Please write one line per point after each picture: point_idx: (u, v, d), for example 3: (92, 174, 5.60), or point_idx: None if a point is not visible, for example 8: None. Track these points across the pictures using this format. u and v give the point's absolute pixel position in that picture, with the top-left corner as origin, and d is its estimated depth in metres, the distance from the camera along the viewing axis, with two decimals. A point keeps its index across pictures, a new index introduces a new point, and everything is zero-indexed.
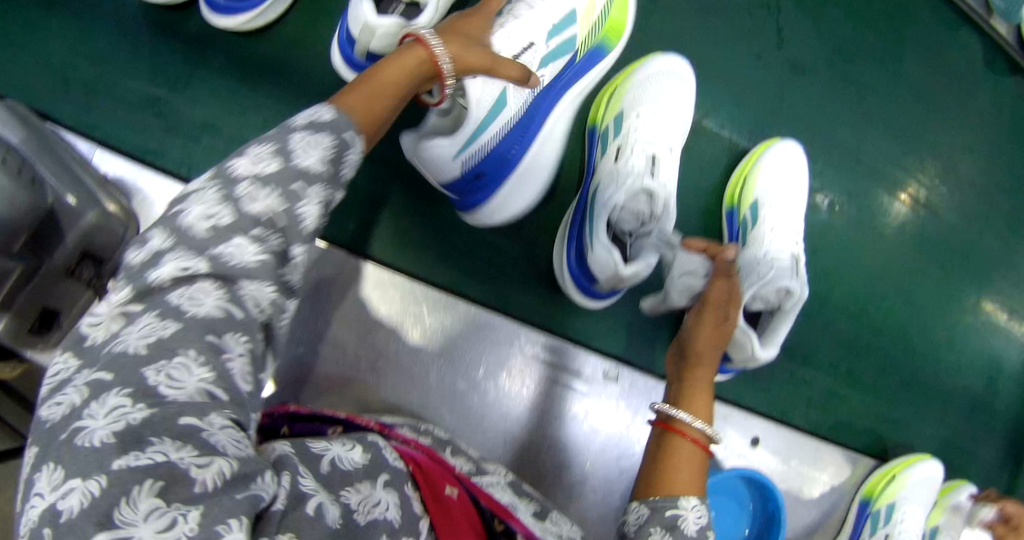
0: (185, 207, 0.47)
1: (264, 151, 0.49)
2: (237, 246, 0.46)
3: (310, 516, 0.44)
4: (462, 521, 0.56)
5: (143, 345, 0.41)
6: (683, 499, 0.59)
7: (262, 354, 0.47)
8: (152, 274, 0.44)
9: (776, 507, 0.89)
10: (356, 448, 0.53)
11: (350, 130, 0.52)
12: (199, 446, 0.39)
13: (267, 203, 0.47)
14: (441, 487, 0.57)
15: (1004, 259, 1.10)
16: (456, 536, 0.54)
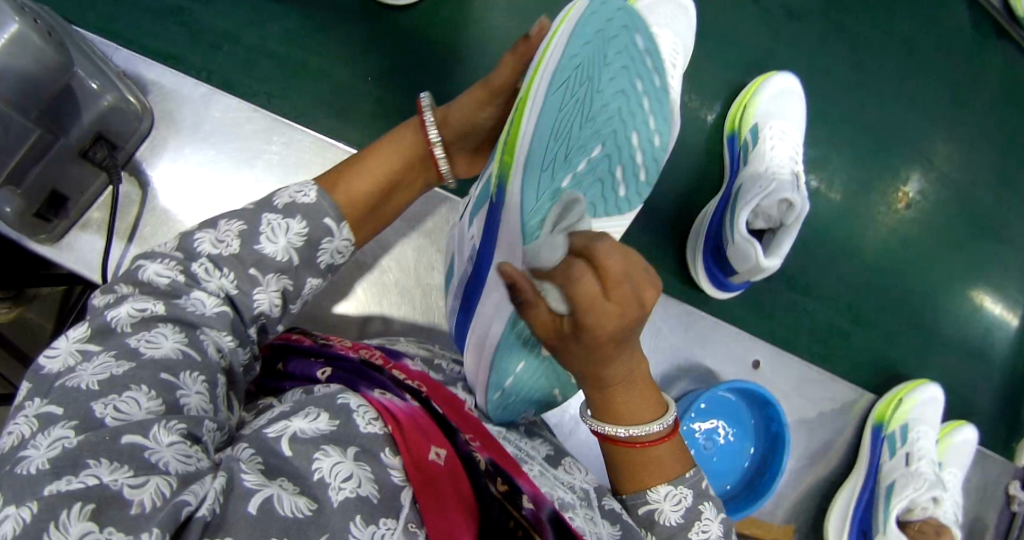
0: (144, 264, 0.52)
1: (233, 229, 0.53)
2: (196, 300, 0.50)
3: (252, 516, 0.39)
4: (451, 491, 0.47)
5: (95, 381, 0.43)
6: (654, 493, 0.58)
7: (221, 395, 0.49)
8: (112, 314, 0.48)
9: (779, 429, 0.88)
10: (322, 416, 0.46)
11: (326, 215, 0.56)
12: (138, 464, 0.40)
13: (220, 282, 0.52)
14: (424, 449, 0.47)
15: (1001, 214, 1.06)
16: (450, 510, 0.45)
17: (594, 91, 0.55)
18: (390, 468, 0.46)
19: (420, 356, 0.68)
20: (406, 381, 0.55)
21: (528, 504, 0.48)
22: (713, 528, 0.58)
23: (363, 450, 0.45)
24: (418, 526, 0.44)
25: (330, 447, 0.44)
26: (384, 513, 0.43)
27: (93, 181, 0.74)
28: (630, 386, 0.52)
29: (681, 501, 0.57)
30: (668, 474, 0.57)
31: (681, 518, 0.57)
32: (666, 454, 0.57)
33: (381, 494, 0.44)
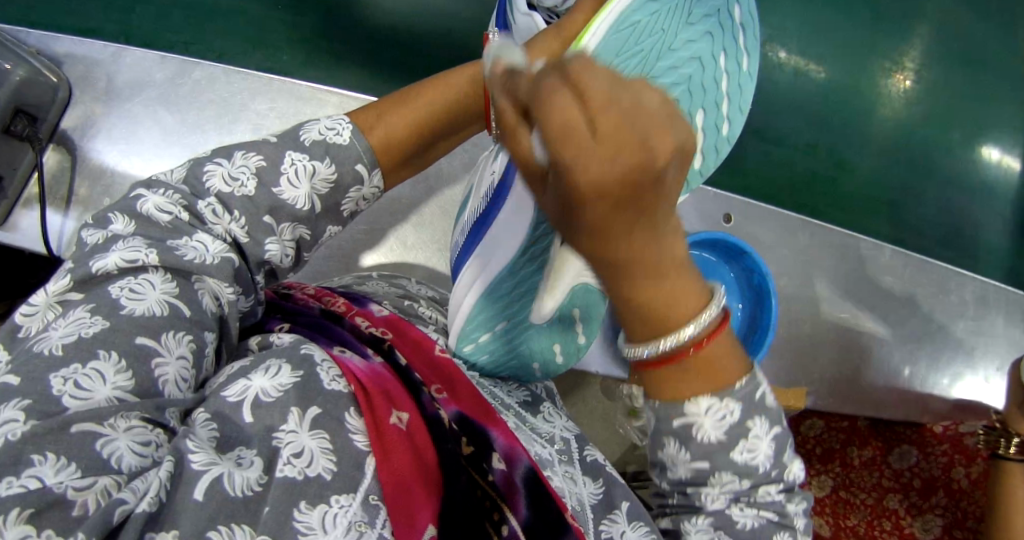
0: (145, 195, 0.50)
1: (251, 164, 0.52)
2: (196, 245, 0.49)
3: (198, 502, 0.39)
4: (405, 455, 0.46)
5: (60, 345, 0.42)
6: (694, 405, 0.44)
7: (210, 354, 0.48)
8: (98, 264, 0.46)
9: (762, 280, 0.91)
10: (284, 369, 0.46)
11: (355, 162, 0.55)
12: (88, 459, 0.39)
13: (228, 226, 0.51)
14: (383, 414, 0.47)
15: (955, 55, 1.11)
16: (399, 479, 0.45)
17: (666, 49, 0.48)
18: (354, 433, 0.45)
19: (388, 297, 0.69)
20: (368, 329, 0.57)
21: (499, 465, 0.49)
22: (763, 445, 0.46)
23: (325, 412, 0.45)
24: (380, 497, 0.44)
25: (294, 412, 0.44)
26: (338, 490, 0.43)
27: (24, 156, 0.83)
28: (665, 278, 0.40)
29: (725, 418, 0.45)
30: (714, 383, 0.44)
31: (723, 434, 0.45)
32: (719, 355, 0.44)
33: (340, 461, 0.44)
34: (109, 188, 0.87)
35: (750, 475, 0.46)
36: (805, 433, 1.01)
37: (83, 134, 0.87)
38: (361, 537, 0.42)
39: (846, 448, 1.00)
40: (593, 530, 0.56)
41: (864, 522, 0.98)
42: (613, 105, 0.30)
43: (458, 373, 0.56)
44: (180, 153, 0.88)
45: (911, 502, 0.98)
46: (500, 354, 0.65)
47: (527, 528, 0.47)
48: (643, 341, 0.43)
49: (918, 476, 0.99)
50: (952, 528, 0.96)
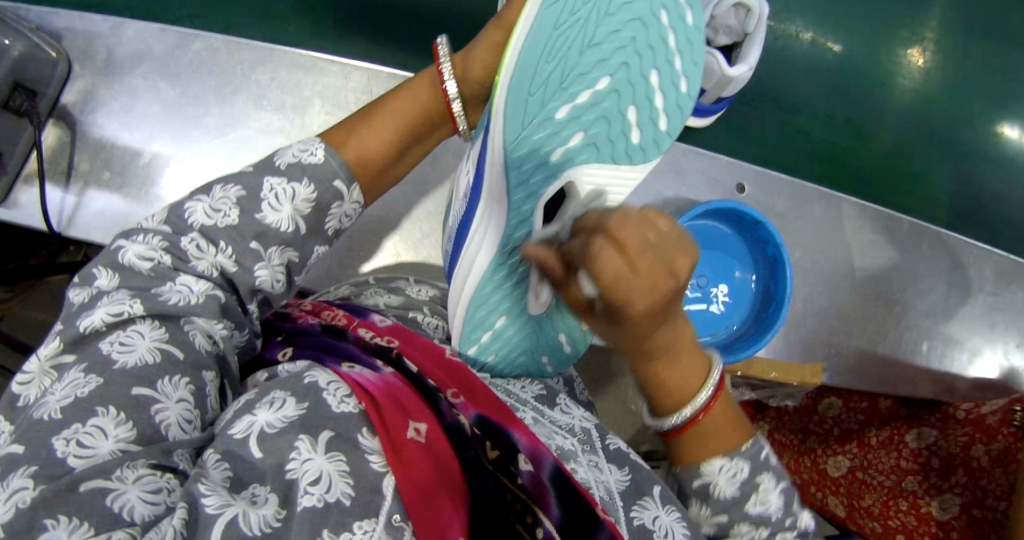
0: (124, 245, 0.52)
1: (231, 195, 0.54)
2: (180, 288, 0.51)
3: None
4: (426, 469, 0.46)
5: (58, 409, 0.43)
6: (710, 466, 0.56)
7: (210, 389, 0.49)
8: (85, 323, 0.48)
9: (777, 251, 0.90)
10: (287, 404, 0.46)
11: (333, 179, 0.56)
12: (99, 516, 0.40)
13: (216, 258, 0.53)
14: (400, 429, 0.46)
15: (977, 15, 1.08)
16: (423, 496, 0.44)
17: (605, 16, 0.53)
18: (369, 453, 0.45)
19: (390, 308, 0.69)
20: (373, 340, 0.56)
21: (526, 466, 0.47)
22: (772, 498, 0.56)
23: (338, 435, 0.45)
24: (403, 518, 0.44)
25: (304, 439, 0.44)
26: (359, 516, 0.42)
27: (22, 132, 0.83)
28: (680, 355, 0.52)
29: (736, 474, 0.56)
30: (725, 445, 0.56)
31: (734, 490, 0.56)
32: (721, 417, 0.56)
33: (357, 484, 0.43)
34: (108, 162, 0.86)
35: (766, 524, 0.56)
36: (822, 414, 1.04)
37: (82, 107, 0.86)
38: None
39: (863, 428, 1.00)
40: (625, 518, 0.55)
41: (879, 502, 0.95)
42: (630, 266, 0.41)
43: (469, 372, 0.55)
44: (182, 125, 0.86)
45: (930, 483, 0.93)
46: (506, 350, 0.66)
47: (562, 529, 0.46)
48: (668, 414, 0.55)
49: (936, 455, 0.93)
50: (972, 507, 0.89)
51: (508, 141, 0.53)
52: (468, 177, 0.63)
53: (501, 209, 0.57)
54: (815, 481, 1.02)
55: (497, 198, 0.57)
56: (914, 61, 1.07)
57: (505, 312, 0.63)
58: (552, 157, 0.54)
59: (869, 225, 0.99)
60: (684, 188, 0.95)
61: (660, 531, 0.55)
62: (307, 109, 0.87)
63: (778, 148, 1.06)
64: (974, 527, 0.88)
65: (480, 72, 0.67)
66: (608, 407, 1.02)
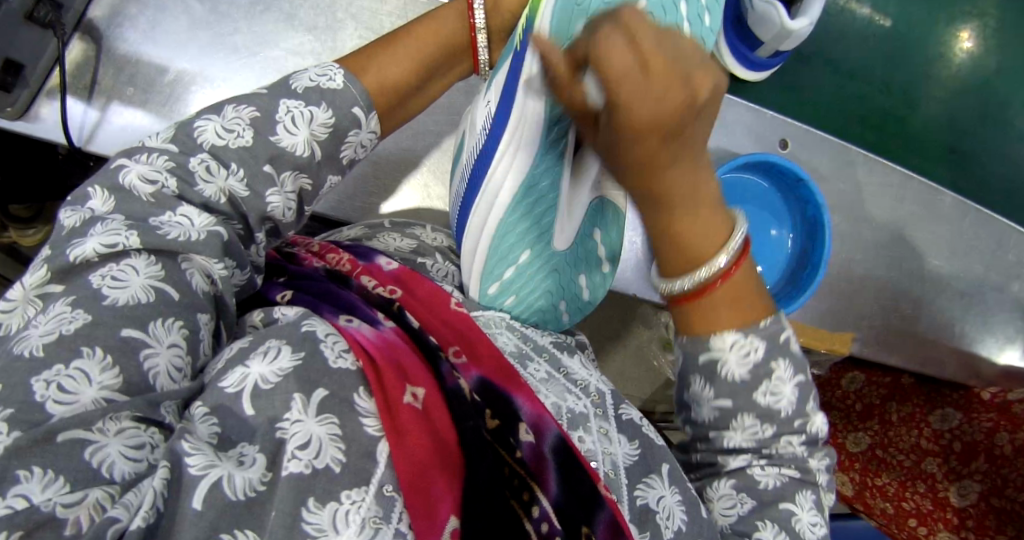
0: (129, 166, 0.50)
1: (244, 115, 0.52)
2: (180, 219, 0.49)
3: (197, 512, 0.38)
4: (422, 438, 0.44)
5: (41, 345, 0.41)
6: (720, 341, 0.52)
7: (203, 335, 0.47)
8: (76, 252, 0.45)
9: (818, 212, 0.85)
10: (283, 352, 0.43)
11: (353, 105, 0.56)
12: (76, 472, 0.38)
13: (227, 182, 0.51)
14: (397, 394, 0.45)
15: None
16: (417, 466, 0.43)
17: None
18: (364, 417, 0.43)
19: (397, 252, 0.66)
20: (376, 290, 0.55)
21: (528, 437, 0.47)
22: (786, 389, 0.53)
23: (332, 395, 0.43)
24: (395, 488, 0.42)
25: (298, 398, 0.42)
26: (348, 485, 0.41)
27: (47, 47, 0.80)
28: (698, 207, 0.49)
29: (749, 353, 0.52)
30: (741, 320, 0.52)
31: (747, 373, 0.53)
32: (740, 286, 0.52)
33: (348, 451, 0.42)
34: (134, 77, 0.83)
35: (771, 418, 0.54)
36: (846, 388, 1.03)
37: (109, 23, 0.83)
38: (375, 533, 0.41)
39: (885, 403, 0.97)
40: (629, 497, 0.54)
41: (896, 481, 0.93)
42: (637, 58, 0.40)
43: (477, 328, 0.53)
44: (208, 40, 0.84)
45: (949, 466, 0.89)
46: (527, 293, 0.65)
47: (558, 509, 0.46)
48: (679, 276, 0.51)
49: (959, 438, 0.89)
50: (991, 496, 0.84)
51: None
52: (488, 111, 0.61)
53: (533, 134, 0.55)
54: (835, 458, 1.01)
55: (529, 122, 0.54)
56: (958, 45, 1.00)
57: (530, 245, 0.62)
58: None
59: (911, 196, 0.94)
60: (723, 138, 0.90)
61: (664, 512, 0.54)
62: (338, 30, 0.85)
63: (832, 111, 0.99)
64: (990, 516, 0.83)
65: (512, 4, 0.68)
66: (621, 364, 1.05)
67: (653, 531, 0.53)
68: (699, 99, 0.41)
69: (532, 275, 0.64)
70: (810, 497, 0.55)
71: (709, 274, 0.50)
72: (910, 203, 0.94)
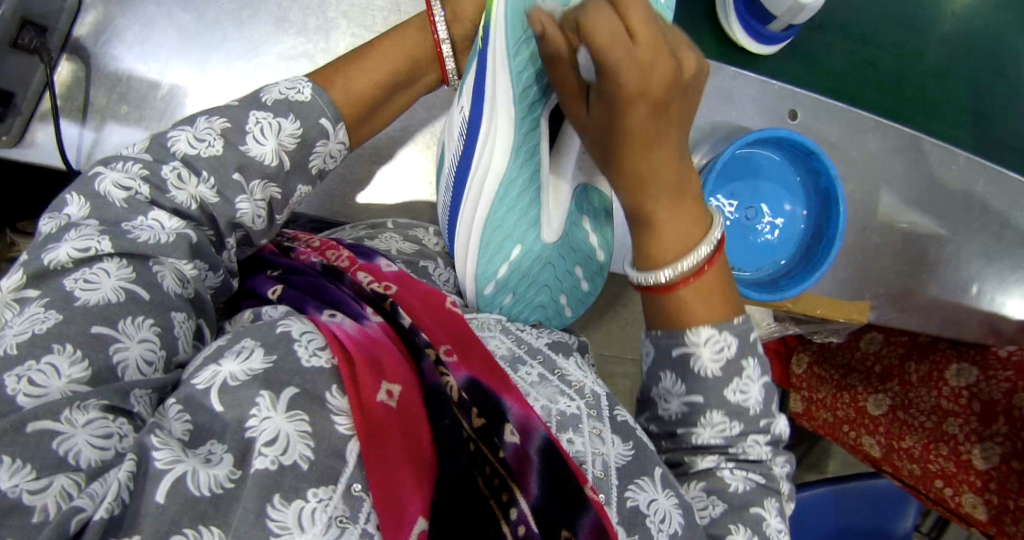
0: (105, 172, 0.52)
1: (215, 126, 0.54)
2: (152, 222, 0.51)
3: (159, 505, 0.39)
4: (395, 437, 0.45)
5: (14, 344, 0.43)
6: (694, 335, 0.56)
7: (182, 330, 0.49)
8: (50, 256, 0.47)
9: (830, 184, 0.84)
10: (256, 354, 0.44)
11: (321, 116, 0.58)
12: (43, 460, 0.39)
13: (197, 189, 0.53)
14: (370, 391, 0.45)
15: None
16: (388, 464, 0.43)
17: None
18: (335, 414, 0.44)
19: (402, 255, 0.67)
20: (370, 286, 0.55)
21: (512, 438, 0.48)
22: (753, 388, 0.57)
23: (303, 393, 0.44)
24: (364, 488, 0.43)
25: (265, 396, 0.42)
26: (315, 483, 0.42)
27: (35, 72, 0.78)
28: (679, 200, 0.56)
29: (722, 349, 0.56)
30: (713, 315, 0.56)
31: (720, 369, 0.56)
32: (712, 286, 0.57)
33: (317, 448, 0.42)
34: (126, 96, 0.83)
35: (742, 416, 0.57)
36: (864, 349, 1.02)
37: (97, 41, 0.83)
38: (342, 532, 0.41)
39: (904, 363, 0.98)
40: (618, 498, 0.53)
41: (920, 444, 0.94)
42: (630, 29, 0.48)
43: (470, 333, 0.54)
44: (198, 53, 0.84)
45: (971, 428, 0.90)
46: (523, 286, 0.67)
47: (537, 511, 0.46)
48: (658, 267, 0.57)
49: (977, 398, 0.90)
50: (1012, 458, 0.86)
51: (509, 52, 0.55)
52: (462, 115, 0.64)
53: (509, 126, 0.58)
54: (851, 418, 1.03)
55: (502, 120, 0.57)
56: None
57: (521, 241, 0.63)
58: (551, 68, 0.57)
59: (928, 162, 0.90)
60: (734, 113, 0.88)
61: (657, 514, 0.53)
62: (331, 29, 0.85)
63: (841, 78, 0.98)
64: (1012, 477, 0.85)
65: (470, 11, 0.67)
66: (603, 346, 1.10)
67: (642, 535, 0.52)
68: (682, 68, 0.50)
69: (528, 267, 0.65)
70: (773, 506, 0.57)
71: (686, 266, 0.55)
72: (921, 165, 0.91)
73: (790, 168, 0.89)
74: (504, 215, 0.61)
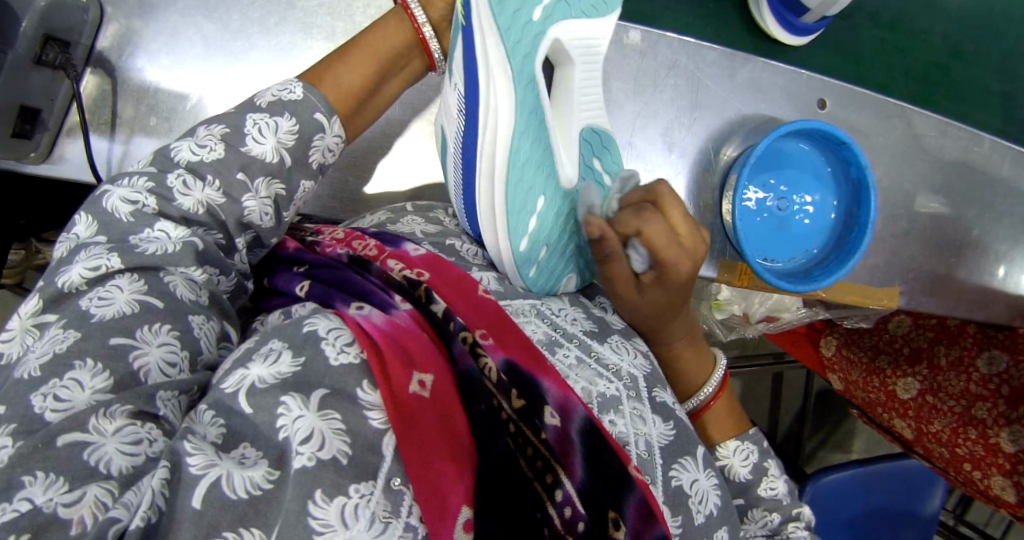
0: (110, 189, 0.51)
1: (215, 132, 0.53)
2: (160, 232, 0.50)
3: (197, 511, 0.39)
4: (432, 427, 0.44)
5: (37, 367, 0.43)
6: (724, 448, 0.64)
7: (200, 330, 0.48)
8: (63, 279, 0.47)
9: (862, 174, 0.83)
10: (284, 357, 0.44)
11: (316, 110, 0.57)
12: (75, 470, 0.39)
13: (204, 193, 0.52)
14: (401, 381, 0.45)
15: None
16: (428, 454, 0.43)
17: None
18: (368, 409, 0.43)
19: (429, 237, 0.66)
20: (401, 274, 0.54)
21: (553, 420, 0.49)
22: (780, 484, 0.64)
23: (333, 393, 0.43)
24: (403, 481, 0.42)
25: (294, 396, 0.42)
26: (354, 478, 0.41)
27: (60, 86, 0.78)
28: (693, 338, 0.66)
29: (748, 457, 0.64)
30: (736, 430, 0.65)
31: (750, 473, 0.63)
32: (728, 409, 0.66)
33: (354, 444, 0.42)
34: (154, 107, 0.82)
35: (779, 508, 0.63)
36: (892, 332, 0.99)
37: (122, 53, 0.81)
38: (386, 528, 0.41)
39: (933, 347, 0.96)
40: (663, 478, 0.55)
41: (948, 428, 0.93)
42: (675, 228, 0.57)
43: (503, 313, 0.54)
44: (225, 60, 0.82)
45: (1000, 411, 0.89)
46: (552, 236, 0.64)
47: (584, 494, 0.47)
48: (684, 398, 0.66)
49: (1007, 383, 0.89)
50: None
51: (492, 5, 0.54)
52: (456, 96, 0.60)
53: (506, 84, 0.56)
54: (883, 401, 1.00)
55: (499, 78, 0.56)
56: None
57: (543, 192, 0.61)
58: (533, 17, 0.56)
59: (951, 148, 0.91)
60: (763, 103, 0.87)
61: (697, 495, 0.56)
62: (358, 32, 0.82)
63: (869, 65, 0.97)
64: None
65: None
66: None
67: (685, 515, 0.55)
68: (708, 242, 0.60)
69: (553, 215, 0.63)
70: None
71: (705, 396, 0.65)
72: (946, 151, 0.91)
73: (818, 155, 0.87)
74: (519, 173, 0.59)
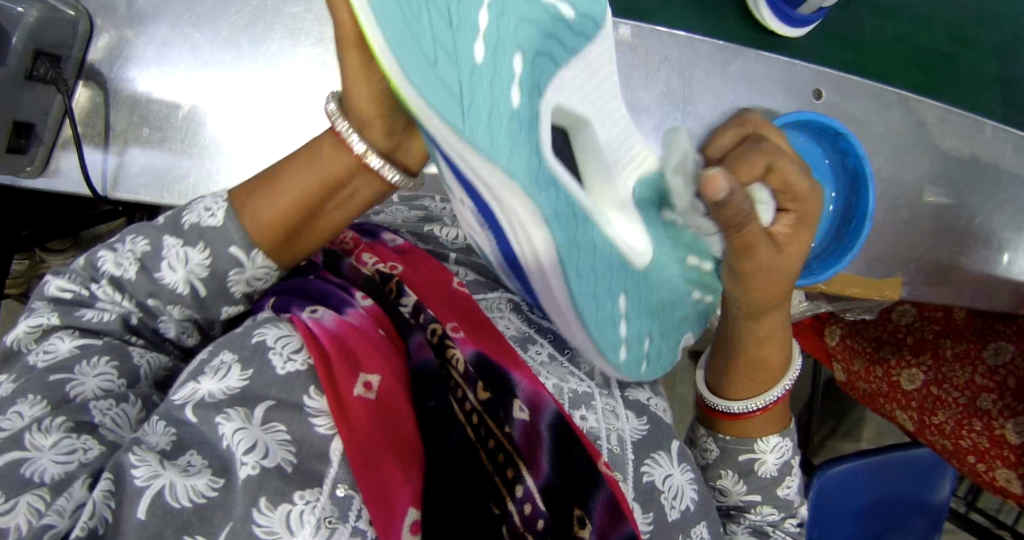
0: (49, 279, 0.52)
1: (136, 249, 0.50)
2: (96, 310, 0.50)
3: (141, 521, 0.41)
4: (379, 431, 0.46)
5: None
6: (764, 443, 0.63)
7: (138, 362, 0.51)
8: (11, 338, 0.50)
9: (858, 163, 0.81)
10: (232, 372, 0.46)
11: (229, 244, 0.50)
12: (11, 483, 0.42)
13: (120, 306, 0.51)
14: (345, 385, 0.46)
15: None
16: (374, 458, 0.45)
17: None
18: (314, 416, 0.46)
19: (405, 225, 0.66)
20: (376, 268, 0.55)
21: (522, 414, 0.50)
22: (795, 482, 0.67)
23: (278, 404, 0.45)
24: (350, 487, 0.44)
25: (237, 410, 0.44)
26: (300, 486, 0.43)
27: (53, 101, 0.80)
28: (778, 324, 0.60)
29: (783, 452, 0.64)
30: (775, 426, 0.64)
31: (777, 469, 0.64)
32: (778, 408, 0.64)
33: (299, 453, 0.44)
34: (146, 118, 0.84)
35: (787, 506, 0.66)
36: (896, 322, 0.98)
37: (112, 65, 0.83)
38: (332, 533, 0.43)
39: (938, 339, 0.94)
40: (635, 474, 0.56)
41: (952, 420, 0.91)
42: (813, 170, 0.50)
43: (477, 308, 0.55)
44: (217, 68, 0.84)
45: (1005, 403, 0.87)
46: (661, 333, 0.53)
47: (547, 490, 0.48)
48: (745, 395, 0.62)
49: (1013, 374, 0.87)
50: None
51: (462, 136, 0.34)
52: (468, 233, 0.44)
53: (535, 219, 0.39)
54: (885, 392, 0.99)
55: (518, 215, 0.38)
56: None
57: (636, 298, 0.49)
58: (518, 107, 0.38)
59: (951, 136, 0.89)
60: (755, 96, 0.86)
61: (670, 491, 0.57)
62: None
63: (870, 53, 0.95)
64: None
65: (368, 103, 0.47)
66: None
67: (656, 510, 0.56)
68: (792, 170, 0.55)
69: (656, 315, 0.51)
70: None
71: (771, 395, 0.62)
72: (946, 139, 0.89)
73: (814, 148, 0.86)
74: (585, 280, 0.43)
